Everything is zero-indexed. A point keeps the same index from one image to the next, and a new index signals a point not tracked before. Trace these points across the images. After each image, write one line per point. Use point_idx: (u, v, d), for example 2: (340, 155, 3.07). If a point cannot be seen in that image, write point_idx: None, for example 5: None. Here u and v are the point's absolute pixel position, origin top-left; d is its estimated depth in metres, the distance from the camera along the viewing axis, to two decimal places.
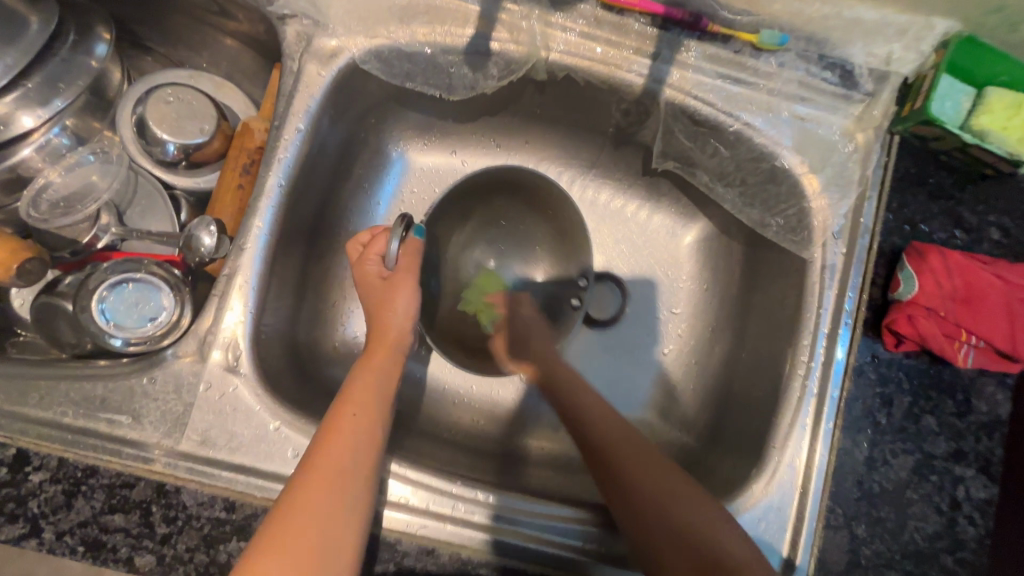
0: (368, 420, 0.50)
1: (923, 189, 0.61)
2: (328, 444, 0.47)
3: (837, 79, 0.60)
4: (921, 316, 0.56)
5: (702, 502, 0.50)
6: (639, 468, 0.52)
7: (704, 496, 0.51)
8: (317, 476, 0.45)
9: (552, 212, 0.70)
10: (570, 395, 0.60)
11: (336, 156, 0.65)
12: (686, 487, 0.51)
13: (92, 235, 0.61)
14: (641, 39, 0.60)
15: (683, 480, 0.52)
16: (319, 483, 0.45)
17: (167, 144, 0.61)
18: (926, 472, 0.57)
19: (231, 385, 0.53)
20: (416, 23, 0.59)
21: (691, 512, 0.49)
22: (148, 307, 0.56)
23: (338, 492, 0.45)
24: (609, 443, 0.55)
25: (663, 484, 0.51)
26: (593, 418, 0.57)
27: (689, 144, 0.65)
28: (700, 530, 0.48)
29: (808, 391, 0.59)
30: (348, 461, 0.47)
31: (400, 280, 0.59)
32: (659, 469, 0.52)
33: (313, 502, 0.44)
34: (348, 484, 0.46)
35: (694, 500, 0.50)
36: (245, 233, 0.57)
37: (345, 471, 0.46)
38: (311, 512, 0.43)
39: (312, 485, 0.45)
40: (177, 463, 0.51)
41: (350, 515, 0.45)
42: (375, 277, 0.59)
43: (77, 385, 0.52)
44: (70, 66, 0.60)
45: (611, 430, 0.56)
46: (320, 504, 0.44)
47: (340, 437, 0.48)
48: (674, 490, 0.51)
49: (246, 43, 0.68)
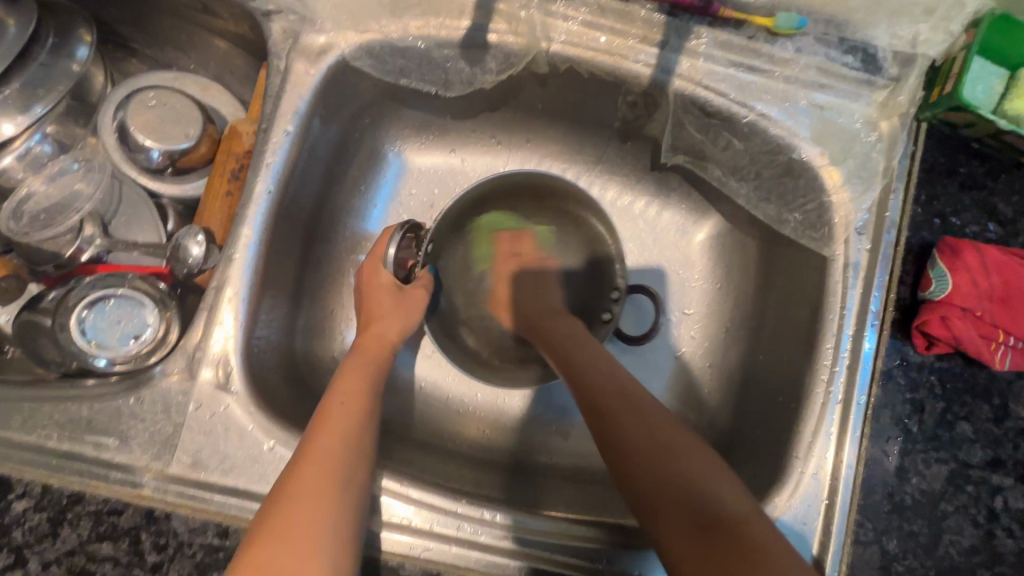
0: (356, 406, 0.49)
1: (953, 180, 0.58)
2: (319, 429, 0.46)
3: (859, 64, 0.56)
4: (956, 317, 0.53)
5: (701, 463, 0.46)
6: (634, 425, 0.48)
7: (707, 456, 0.47)
8: (310, 453, 0.45)
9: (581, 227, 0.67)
10: (569, 347, 0.56)
11: (328, 158, 0.62)
12: (684, 445, 0.47)
13: (75, 247, 0.59)
14: (648, 26, 0.56)
15: (682, 438, 0.48)
16: (310, 460, 0.44)
17: (151, 151, 0.58)
18: (961, 483, 0.55)
19: (222, 404, 0.51)
20: (408, 15, 0.56)
21: (688, 469, 0.45)
22: (130, 324, 0.53)
23: (326, 463, 0.44)
24: (601, 405, 0.51)
25: (658, 441, 0.47)
26: (588, 373, 0.53)
27: (701, 136, 0.61)
28: (702, 492, 0.44)
29: (832, 398, 0.55)
30: (339, 432, 0.46)
31: (414, 296, 0.60)
32: (654, 425, 0.48)
33: (306, 473, 0.43)
34: (338, 454, 0.45)
35: (693, 459, 0.46)
36: (233, 242, 0.54)
37: (336, 446, 0.45)
38: (301, 487, 0.42)
39: (302, 460, 0.44)
40: (167, 487, 0.49)
41: (344, 484, 0.44)
42: (387, 288, 0.60)
43: (62, 406, 0.50)
44: (49, 70, 0.57)
45: (602, 387, 0.52)
46: (311, 475, 0.43)
47: (332, 419, 0.47)
48: (671, 449, 0.46)
49: (233, 42, 0.64)
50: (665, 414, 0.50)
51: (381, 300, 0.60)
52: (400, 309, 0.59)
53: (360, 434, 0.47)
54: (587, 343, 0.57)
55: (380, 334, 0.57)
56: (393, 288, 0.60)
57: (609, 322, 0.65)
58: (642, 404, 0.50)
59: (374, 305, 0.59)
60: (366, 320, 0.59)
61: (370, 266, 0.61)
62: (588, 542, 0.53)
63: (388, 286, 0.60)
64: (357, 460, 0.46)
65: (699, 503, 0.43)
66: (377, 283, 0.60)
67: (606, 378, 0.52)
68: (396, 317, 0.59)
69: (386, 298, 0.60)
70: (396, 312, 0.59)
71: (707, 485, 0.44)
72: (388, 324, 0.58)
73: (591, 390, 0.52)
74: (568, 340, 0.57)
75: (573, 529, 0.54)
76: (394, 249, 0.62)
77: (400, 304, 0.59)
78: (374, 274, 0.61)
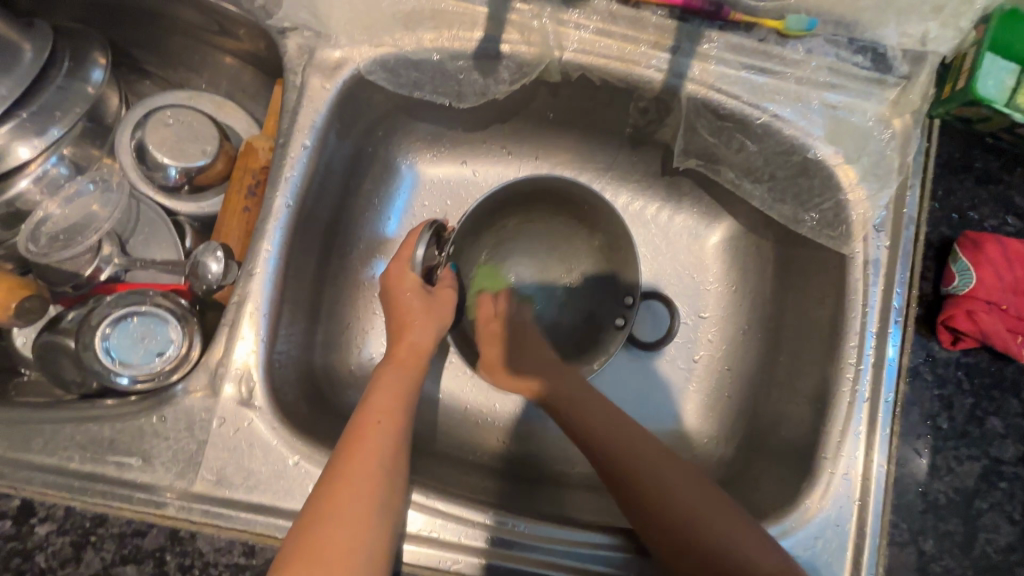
0: (395, 428, 0.49)
1: (968, 175, 0.58)
2: (352, 459, 0.45)
3: (870, 63, 0.57)
4: (981, 311, 0.53)
5: (734, 522, 0.48)
6: (663, 498, 0.50)
7: (736, 511, 0.49)
8: (344, 483, 0.44)
9: (603, 225, 0.66)
10: (577, 410, 0.56)
11: (343, 173, 0.62)
12: (715, 509, 0.49)
13: (94, 267, 0.59)
14: (659, 32, 0.57)
15: (711, 501, 0.49)
16: (345, 493, 0.43)
17: (168, 169, 0.58)
18: (994, 479, 0.54)
19: (246, 419, 0.50)
20: (422, 28, 0.57)
21: (722, 539, 0.47)
22: (154, 341, 0.53)
23: (365, 497, 0.43)
24: (623, 471, 0.52)
25: (688, 511, 0.49)
26: (604, 439, 0.54)
27: (713, 140, 0.61)
28: (736, 553, 0.47)
29: (859, 397, 0.55)
30: (373, 464, 0.45)
31: (444, 299, 0.59)
32: (680, 495, 0.50)
33: (341, 511, 0.42)
34: (374, 490, 0.44)
35: (721, 521, 0.48)
36: (253, 257, 0.53)
37: (374, 480, 0.44)
38: (340, 522, 0.42)
39: (337, 492, 0.43)
40: (191, 506, 0.48)
41: (382, 520, 0.44)
42: (416, 292, 0.59)
43: (83, 427, 0.49)
44: (65, 93, 0.57)
45: (623, 456, 0.52)
46: (349, 516, 0.42)
47: (365, 446, 0.46)
48: (707, 520, 0.48)
49: (246, 61, 0.65)
50: (682, 476, 0.51)
51: (411, 304, 0.58)
52: (432, 315, 0.58)
53: (395, 463, 0.47)
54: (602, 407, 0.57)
55: (414, 344, 0.57)
56: (423, 292, 0.59)
57: (622, 328, 0.64)
58: (668, 475, 0.51)
59: (404, 309, 0.58)
60: (398, 327, 0.58)
61: (396, 268, 0.60)
62: (618, 551, 0.53)
63: (416, 288, 0.59)
64: (392, 485, 0.46)
65: (737, 566, 0.46)
66: (405, 286, 0.59)
67: (625, 447, 0.53)
68: (429, 324, 0.58)
69: (415, 300, 0.58)
70: (427, 317, 0.58)
71: (738, 545, 0.47)
72: (422, 331, 0.57)
73: (614, 461, 0.53)
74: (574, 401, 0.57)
75: (601, 539, 0.53)
76: (422, 248, 0.61)
77: (430, 309, 0.58)
78: (400, 274, 0.59)
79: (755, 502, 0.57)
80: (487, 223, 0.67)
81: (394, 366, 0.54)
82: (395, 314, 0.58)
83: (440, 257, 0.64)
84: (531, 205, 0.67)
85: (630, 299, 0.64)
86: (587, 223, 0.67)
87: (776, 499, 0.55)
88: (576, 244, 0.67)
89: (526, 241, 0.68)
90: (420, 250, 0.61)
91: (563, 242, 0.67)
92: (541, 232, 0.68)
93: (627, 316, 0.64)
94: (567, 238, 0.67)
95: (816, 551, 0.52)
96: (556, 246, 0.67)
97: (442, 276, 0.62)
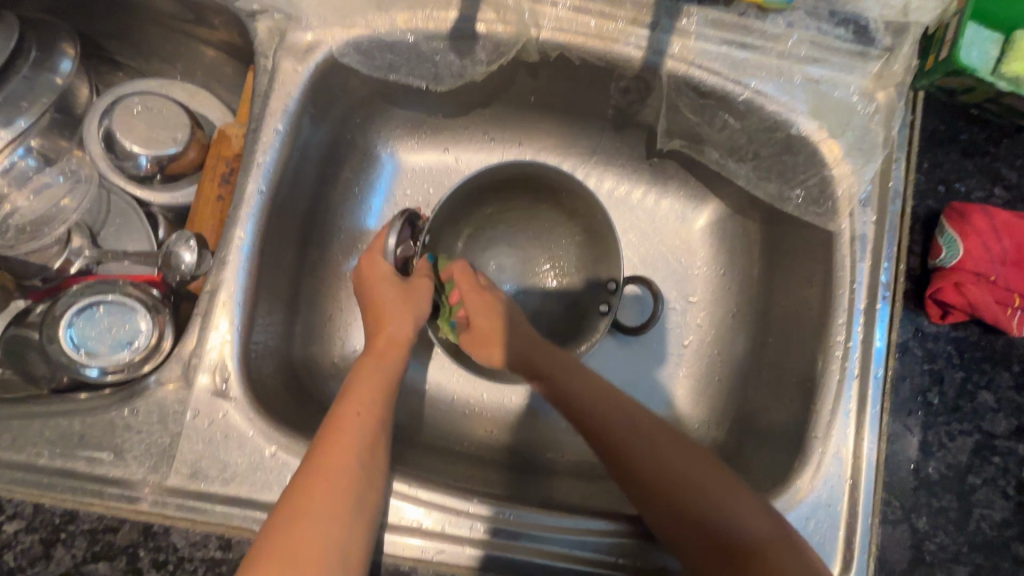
0: (374, 420, 0.47)
1: (954, 147, 0.57)
2: (328, 454, 0.44)
3: (852, 36, 0.56)
4: (970, 283, 0.52)
5: (719, 484, 0.47)
6: (651, 457, 0.49)
7: (730, 478, 0.48)
8: (319, 476, 0.42)
9: (581, 212, 0.65)
10: (562, 374, 0.55)
11: (320, 161, 0.61)
12: (708, 470, 0.48)
13: (63, 259, 0.58)
14: (638, 8, 0.56)
15: (704, 462, 0.49)
16: (321, 488, 0.42)
17: (139, 158, 0.57)
18: (987, 454, 0.54)
19: (221, 411, 0.49)
20: (395, 9, 0.56)
21: (710, 496, 0.47)
22: (123, 331, 0.51)
23: (340, 492, 0.42)
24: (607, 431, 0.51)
25: (679, 466, 0.48)
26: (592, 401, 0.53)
27: (696, 119, 0.60)
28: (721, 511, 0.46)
29: (848, 373, 0.54)
30: (351, 459, 0.44)
31: (421, 289, 0.59)
32: (667, 449, 0.49)
33: (317, 506, 0.41)
34: (351, 484, 0.43)
35: (711, 480, 0.48)
36: (226, 245, 0.52)
37: (351, 474, 0.43)
38: (313, 517, 0.40)
39: (312, 487, 0.42)
40: (166, 501, 0.47)
41: (357, 517, 0.42)
42: (393, 282, 0.57)
43: (52, 422, 0.48)
44: (32, 84, 0.55)
45: (607, 415, 0.52)
46: (325, 511, 0.41)
47: (343, 440, 0.45)
48: (697, 477, 0.48)
49: (220, 50, 0.64)
50: (673, 436, 0.51)
51: (387, 295, 0.57)
52: (409, 306, 0.57)
53: (373, 456, 0.46)
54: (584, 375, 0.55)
55: (392, 336, 0.55)
56: (399, 282, 0.58)
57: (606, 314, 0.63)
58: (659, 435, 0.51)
59: (380, 300, 0.57)
60: (376, 319, 0.56)
61: (371, 258, 0.59)
62: (606, 536, 0.52)
63: (393, 279, 0.58)
64: (370, 480, 0.44)
65: (721, 524, 0.45)
66: (379, 274, 0.58)
67: (612, 408, 0.53)
68: (406, 315, 0.56)
69: (392, 291, 0.57)
70: (405, 309, 0.56)
71: (725, 504, 0.46)
72: (400, 324, 0.56)
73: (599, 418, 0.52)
74: (557, 367, 0.56)
75: (587, 524, 0.52)
76: (393, 237, 0.61)
77: (405, 299, 0.57)
78: (374, 265, 0.58)
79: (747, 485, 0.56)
80: (468, 207, 0.66)
81: (373, 357, 0.53)
82: (371, 306, 0.57)
83: (417, 248, 0.63)
84: (510, 188, 0.65)
85: (613, 285, 0.63)
86: (567, 210, 0.66)
87: (767, 481, 0.54)
88: (556, 232, 0.67)
89: (506, 229, 0.68)
90: (392, 240, 0.61)
91: (544, 228, 0.67)
92: (522, 217, 0.68)
93: (610, 301, 0.63)
94: (548, 226, 0.67)
95: (808, 532, 0.51)
96: (536, 232, 0.68)
97: (419, 267, 0.61)
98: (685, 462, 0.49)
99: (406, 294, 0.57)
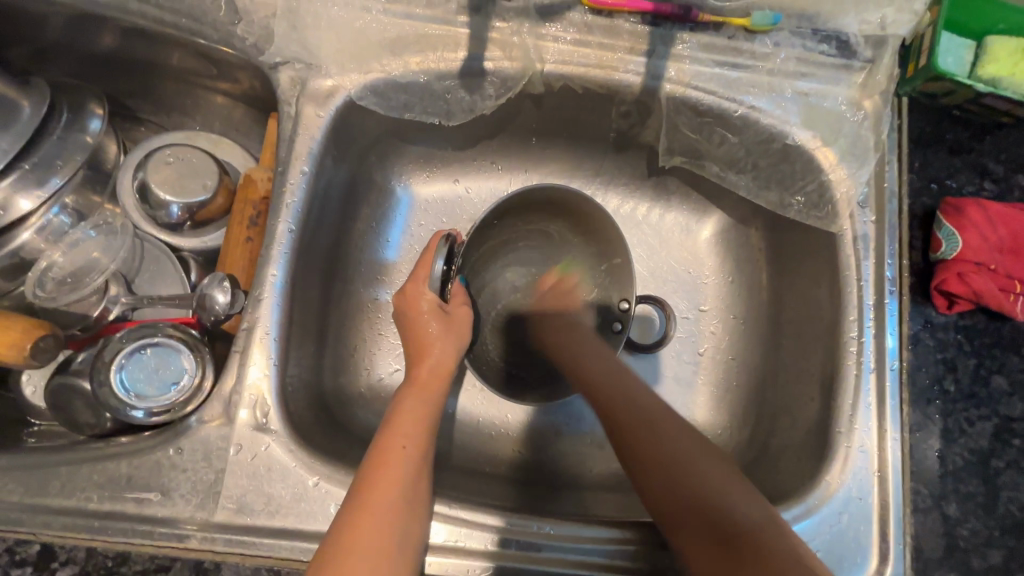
0: (419, 452, 0.48)
1: (942, 146, 0.61)
2: (374, 490, 0.45)
3: (834, 51, 0.60)
4: (972, 272, 0.55)
5: (720, 474, 0.47)
6: (658, 438, 0.49)
7: (740, 480, 0.47)
8: (367, 511, 0.43)
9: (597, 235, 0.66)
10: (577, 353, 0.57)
11: (341, 198, 0.64)
12: (704, 454, 0.48)
13: (103, 307, 0.60)
14: (633, 37, 0.59)
15: (703, 449, 0.49)
16: (367, 522, 0.43)
17: (171, 206, 0.60)
18: (1008, 437, 0.56)
19: (263, 444, 0.50)
20: (407, 52, 0.59)
21: (705, 478, 0.46)
22: (168, 371, 0.53)
23: (385, 527, 0.43)
24: (627, 427, 0.51)
25: (695, 464, 0.47)
26: (614, 392, 0.53)
27: (695, 136, 0.63)
28: (718, 500, 0.45)
29: (865, 367, 0.56)
30: (396, 490, 0.45)
31: (462, 319, 0.59)
32: (675, 435, 0.50)
33: (363, 541, 0.42)
34: (396, 519, 0.44)
35: (718, 476, 0.47)
36: (260, 283, 0.54)
37: (396, 508, 0.44)
38: (362, 554, 0.41)
39: (356, 527, 0.42)
40: (215, 537, 0.48)
41: (402, 551, 0.43)
42: (434, 312, 0.58)
43: (100, 466, 0.49)
44: (64, 144, 0.58)
45: (621, 397, 0.53)
46: (370, 547, 0.41)
47: (388, 472, 0.46)
48: (691, 456, 0.48)
49: (240, 101, 0.67)
50: (696, 434, 0.50)
51: (429, 327, 0.57)
52: (451, 335, 0.58)
53: (416, 488, 0.47)
54: (602, 357, 0.57)
55: (434, 368, 0.55)
56: (440, 312, 0.58)
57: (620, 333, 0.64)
58: (673, 431, 0.50)
59: (422, 332, 0.57)
60: (417, 350, 0.56)
61: (413, 286, 0.59)
62: (650, 546, 0.52)
63: (433, 310, 0.58)
64: (410, 515, 0.45)
65: (719, 515, 0.44)
66: (420, 307, 0.58)
67: (634, 401, 0.52)
68: (449, 345, 0.57)
69: (434, 322, 0.57)
70: (448, 336, 0.57)
71: (725, 495, 0.45)
72: (442, 355, 0.56)
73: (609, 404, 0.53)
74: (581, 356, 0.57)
75: (629, 535, 0.53)
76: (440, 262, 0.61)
77: (449, 329, 0.58)
78: (416, 295, 0.58)
79: (778, 484, 0.57)
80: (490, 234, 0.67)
81: (416, 391, 0.53)
82: (413, 337, 0.57)
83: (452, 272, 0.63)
84: (532, 209, 0.66)
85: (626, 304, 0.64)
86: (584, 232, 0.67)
87: (797, 480, 0.55)
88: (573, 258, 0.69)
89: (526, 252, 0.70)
90: (439, 264, 0.62)
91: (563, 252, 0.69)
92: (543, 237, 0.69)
93: (624, 321, 0.64)
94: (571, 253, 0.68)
95: (842, 527, 0.52)
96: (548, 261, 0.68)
97: (454, 290, 0.61)
98: (680, 444, 0.49)
99: (449, 321, 0.58)
